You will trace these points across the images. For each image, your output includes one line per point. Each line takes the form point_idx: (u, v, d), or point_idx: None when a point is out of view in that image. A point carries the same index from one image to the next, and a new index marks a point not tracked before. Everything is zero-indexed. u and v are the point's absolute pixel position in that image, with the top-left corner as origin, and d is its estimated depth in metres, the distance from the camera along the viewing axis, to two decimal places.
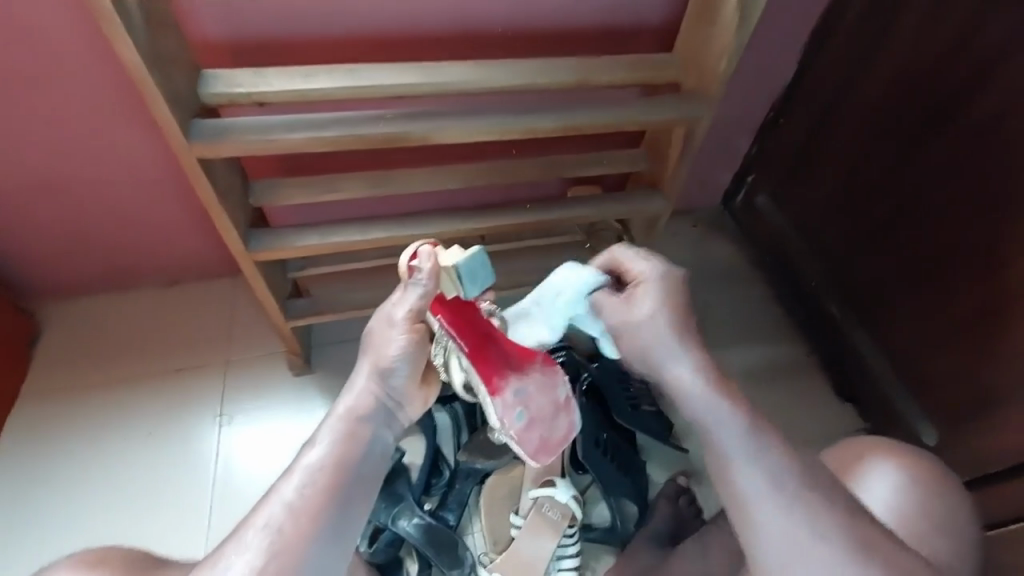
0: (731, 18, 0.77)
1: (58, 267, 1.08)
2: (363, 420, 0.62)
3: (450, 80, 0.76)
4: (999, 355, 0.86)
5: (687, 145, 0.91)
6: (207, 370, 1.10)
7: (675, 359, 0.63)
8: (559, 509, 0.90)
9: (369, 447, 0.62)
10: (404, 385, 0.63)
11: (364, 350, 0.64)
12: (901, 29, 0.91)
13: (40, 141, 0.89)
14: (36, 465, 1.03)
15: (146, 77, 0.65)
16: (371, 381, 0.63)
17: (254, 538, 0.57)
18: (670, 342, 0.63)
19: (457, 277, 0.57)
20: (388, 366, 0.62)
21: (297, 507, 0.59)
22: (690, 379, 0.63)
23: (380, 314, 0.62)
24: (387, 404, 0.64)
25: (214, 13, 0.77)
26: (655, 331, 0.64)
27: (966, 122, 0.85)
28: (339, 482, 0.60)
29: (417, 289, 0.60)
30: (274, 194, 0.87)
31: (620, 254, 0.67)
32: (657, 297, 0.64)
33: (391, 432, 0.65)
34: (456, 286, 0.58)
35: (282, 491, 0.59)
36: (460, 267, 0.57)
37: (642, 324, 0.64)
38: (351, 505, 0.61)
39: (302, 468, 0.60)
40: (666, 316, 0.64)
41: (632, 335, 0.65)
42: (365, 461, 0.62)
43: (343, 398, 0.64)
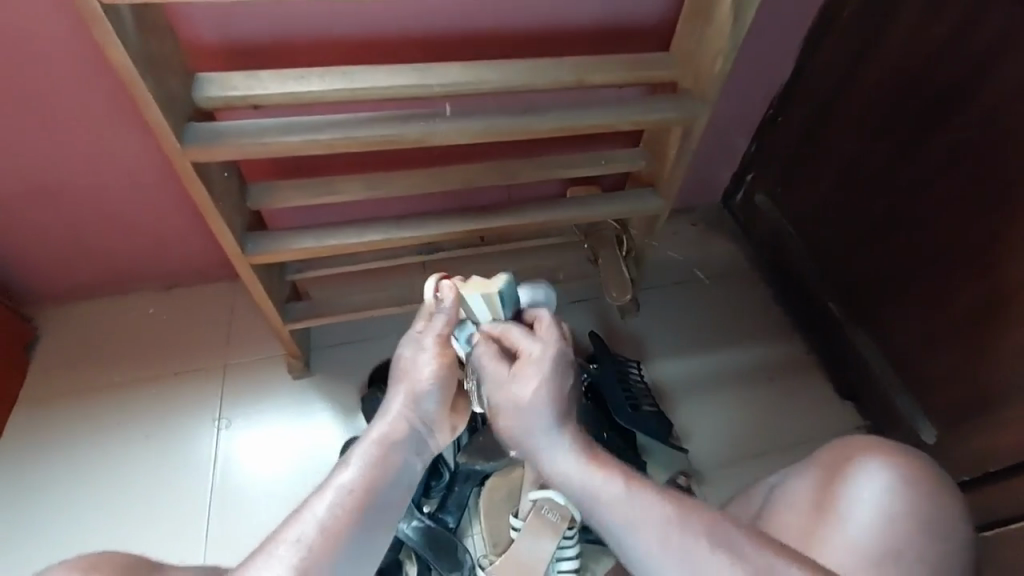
0: (726, 17, 0.76)
1: (56, 271, 1.08)
2: (397, 442, 0.63)
3: (444, 81, 0.76)
4: (1000, 353, 0.86)
5: (684, 144, 0.90)
6: (205, 374, 1.10)
7: (552, 444, 0.64)
8: (559, 510, 0.87)
9: (400, 470, 0.63)
10: (437, 410, 0.67)
11: (398, 375, 0.67)
12: (899, 26, 0.90)
13: (36, 146, 0.89)
14: (34, 470, 1.03)
15: (139, 81, 0.65)
16: (406, 405, 0.65)
17: (282, 558, 0.54)
18: (548, 426, 0.64)
19: (500, 303, 0.68)
20: (423, 389, 0.65)
21: (329, 526, 0.56)
22: (569, 463, 0.63)
23: (416, 342, 0.68)
24: (420, 428, 0.65)
25: (208, 17, 0.77)
26: (533, 415, 0.64)
27: (966, 119, 0.84)
28: (372, 504, 0.59)
29: (442, 317, 0.67)
30: (270, 198, 0.87)
31: (513, 331, 0.67)
32: (537, 382, 0.64)
33: (420, 458, 0.65)
34: (499, 312, 0.69)
35: (315, 509, 0.57)
36: (497, 291, 0.68)
37: (517, 406, 0.65)
38: (379, 530, 0.59)
39: (335, 487, 0.59)
40: (546, 402, 0.64)
41: (508, 412, 0.65)
42: (397, 484, 0.62)
43: (376, 421, 0.65)
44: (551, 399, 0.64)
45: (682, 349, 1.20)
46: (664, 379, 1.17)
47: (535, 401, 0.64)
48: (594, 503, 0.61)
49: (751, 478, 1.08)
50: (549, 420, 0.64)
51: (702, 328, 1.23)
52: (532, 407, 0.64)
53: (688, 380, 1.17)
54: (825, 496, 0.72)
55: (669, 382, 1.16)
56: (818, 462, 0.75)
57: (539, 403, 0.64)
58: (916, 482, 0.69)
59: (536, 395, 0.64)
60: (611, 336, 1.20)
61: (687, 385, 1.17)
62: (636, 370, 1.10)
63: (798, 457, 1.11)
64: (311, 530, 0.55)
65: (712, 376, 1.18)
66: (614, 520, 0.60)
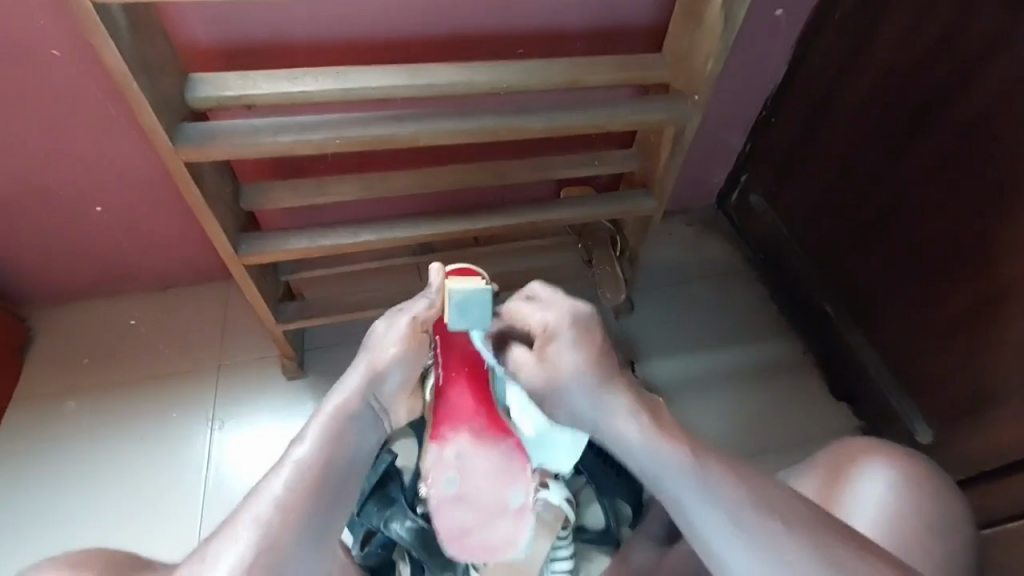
0: (717, 18, 0.77)
1: (50, 273, 1.08)
2: (355, 415, 0.61)
3: (436, 82, 0.76)
4: (993, 350, 0.86)
5: (677, 144, 0.91)
6: (199, 374, 1.10)
7: (606, 409, 0.62)
8: (552, 509, 0.86)
9: (357, 443, 0.61)
10: (397, 385, 0.65)
11: (361, 351, 0.65)
12: (889, 26, 0.91)
13: (31, 145, 0.89)
14: (25, 471, 1.02)
15: (131, 81, 0.65)
16: (365, 378, 0.63)
17: (240, 534, 0.53)
18: (593, 390, 0.63)
19: (448, 307, 0.61)
20: (383, 367, 0.64)
21: (288, 503, 0.55)
22: (632, 429, 0.60)
23: (386, 319, 0.67)
24: (379, 401, 0.64)
25: (202, 18, 0.77)
26: (577, 381, 0.63)
27: (955, 117, 0.85)
28: (330, 478, 0.57)
29: (423, 299, 0.67)
30: (264, 197, 0.87)
31: (519, 305, 0.67)
32: (572, 351, 0.64)
33: (378, 430, 0.63)
34: (445, 313, 0.62)
35: (272, 487, 0.56)
36: (452, 294, 0.60)
37: (559, 376, 0.64)
38: (336, 504, 0.58)
39: (292, 463, 0.57)
40: (587, 361, 0.63)
41: (551, 394, 0.65)
42: (355, 456, 0.60)
43: (334, 394, 0.63)
44: (589, 357, 0.63)
45: (676, 349, 1.20)
46: (658, 379, 1.17)
47: (573, 365, 0.63)
48: (655, 462, 0.58)
49: None
50: (593, 385, 0.63)
51: (696, 329, 1.23)
52: (574, 368, 0.63)
53: (683, 380, 1.17)
54: (832, 490, 0.71)
55: (664, 382, 1.17)
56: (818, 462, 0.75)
57: (576, 368, 0.63)
58: (908, 478, 0.70)
59: (571, 361, 0.64)
60: (606, 337, 1.20)
61: (681, 386, 1.17)
62: (630, 371, 1.13)
63: (794, 458, 1.11)
64: (268, 508, 0.54)
65: (707, 376, 1.18)
66: (682, 487, 0.57)
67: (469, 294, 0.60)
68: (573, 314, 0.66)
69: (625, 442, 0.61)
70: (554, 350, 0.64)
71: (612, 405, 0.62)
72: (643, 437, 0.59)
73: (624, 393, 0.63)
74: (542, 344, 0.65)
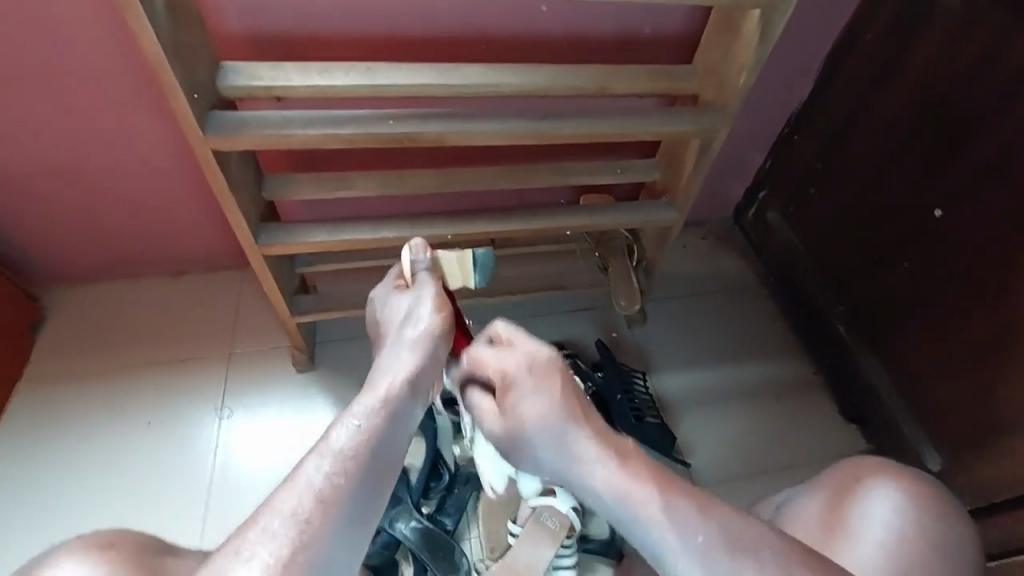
0: (752, 31, 0.76)
1: (68, 253, 1.08)
2: (401, 396, 0.60)
3: (467, 82, 0.76)
4: (1008, 382, 0.85)
5: (701, 157, 0.90)
6: (210, 362, 1.10)
7: (568, 452, 0.59)
8: (558, 517, 0.87)
9: (401, 423, 0.59)
10: (439, 360, 0.65)
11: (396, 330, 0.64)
12: (920, 51, 0.91)
13: (58, 125, 0.89)
14: (35, 448, 1.02)
15: (165, 65, 0.65)
16: (414, 357, 0.63)
17: (277, 528, 0.49)
18: (555, 434, 0.60)
19: (471, 267, 0.74)
20: (428, 342, 0.64)
21: (330, 491, 0.52)
22: (596, 470, 0.57)
23: (409, 297, 0.67)
24: (424, 380, 0.62)
25: (237, 8, 0.77)
26: (537, 429, 0.60)
27: (983, 146, 0.84)
28: (374, 462, 0.55)
29: (425, 272, 0.69)
30: (287, 189, 0.87)
31: (480, 351, 0.66)
32: (531, 399, 0.61)
33: (419, 407, 0.62)
34: (468, 275, 0.76)
35: (311, 474, 0.53)
36: (476, 256, 0.74)
37: (515, 433, 0.63)
38: (381, 486, 0.55)
39: (333, 450, 0.54)
40: (543, 407, 0.60)
41: (513, 439, 0.63)
42: (399, 438, 0.58)
43: (378, 376, 0.61)
44: (548, 402, 0.60)
45: (686, 362, 1.20)
46: (667, 391, 1.16)
47: (535, 415, 0.61)
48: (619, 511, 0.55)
49: (752, 496, 1.07)
50: (549, 439, 0.60)
51: (708, 342, 1.22)
52: (531, 420, 0.61)
53: (692, 393, 1.16)
54: (832, 512, 0.70)
55: (673, 395, 1.16)
56: (826, 478, 0.75)
57: (538, 414, 0.60)
58: (927, 507, 0.68)
59: (530, 408, 0.61)
60: (617, 346, 1.19)
61: (690, 399, 1.16)
62: (642, 381, 1.11)
63: (800, 477, 1.10)
64: (309, 497, 0.51)
65: (716, 391, 1.17)
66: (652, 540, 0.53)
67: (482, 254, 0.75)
68: (527, 365, 0.62)
69: (589, 494, 0.57)
70: (514, 403, 0.62)
71: (579, 460, 0.58)
72: (604, 484, 0.56)
73: (584, 440, 0.59)
74: (502, 403, 0.64)
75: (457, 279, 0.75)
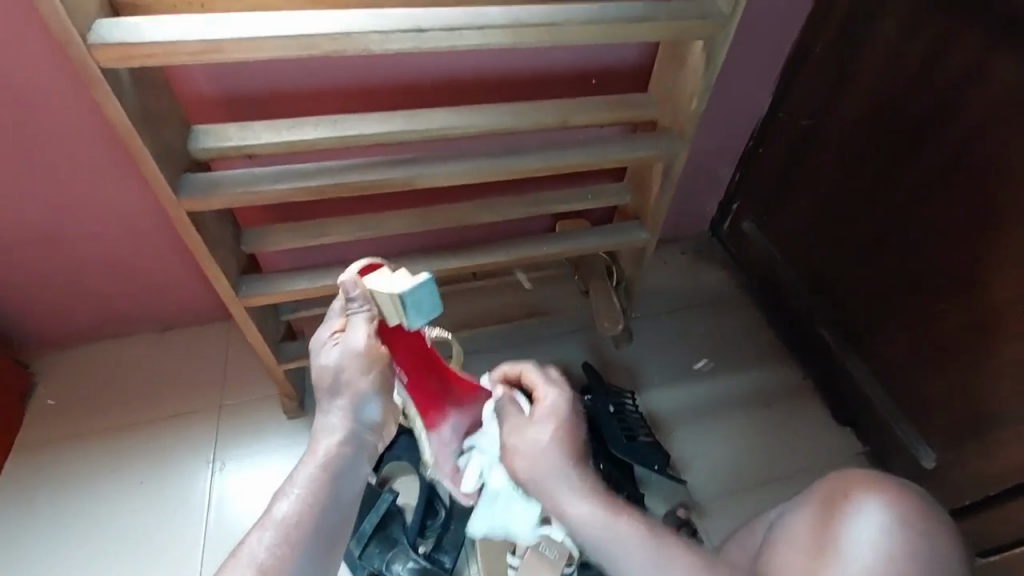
0: (698, 61, 0.80)
1: (55, 319, 1.10)
2: (341, 459, 0.59)
3: (431, 127, 0.78)
4: (989, 375, 0.87)
5: (666, 180, 0.93)
6: (201, 415, 1.10)
7: (566, 483, 0.65)
8: (557, 548, 0.85)
9: (345, 484, 0.59)
10: (380, 412, 0.62)
11: (330, 389, 0.61)
12: (869, 62, 0.95)
13: (38, 197, 0.92)
14: (29, 516, 1.02)
15: (136, 137, 0.67)
16: (347, 416, 0.60)
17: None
18: (562, 466, 0.66)
19: (402, 307, 0.58)
20: (362, 398, 0.60)
21: (274, 563, 0.53)
22: (583, 506, 0.64)
23: (339, 346, 0.61)
24: (365, 437, 0.61)
25: (206, 74, 0.80)
26: (548, 451, 0.67)
27: (937, 148, 0.87)
28: (318, 528, 0.55)
29: (361, 314, 0.62)
30: (265, 241, 0.89)
31: (531, 370, 0.74)
32: (552, 425, 0.69)
33: (365, 464, 0.61)
34: (401, 316, 0.59)
35: (253, 548, 0.53)
36: (405, 295, 0.57)
37: (520, 448, 0.68)
38: (328, 550, 0.56)
39: (274, 522, 0.55)
40: (558, 440, 0.68)
41: (524, 449, 0.67)
42: (344, 500, 0.58)
43: (316, 440, 0.60)
44: (562, 438, 0.68)
45: (675, 377, 1.21)
46: (658, 408, 1.17)
47: (547, 438, 0.68)
48: (607, 548, 0.62)
49: (749, 507, 1.07)
50: (554, 464, 0.66)
51: (695, 355, 1.23)
52: (545, 448, 0.67)
53: (684, 407, 1.17)
54: (823, 530, 0.70)
55: (665, 410, 1.16)
56: (817, 492, 0.76)
57: (552, 440, 0.67)
58: (907, 510, 0.69)
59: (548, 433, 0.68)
60: (605, 366, 1.20)
61: (682, 414, 1.17)
62: (632, 402, 1.12)
63: (798, 484, 1.10)
64: (250, 574, 0.52)
65: (706, 403, 1.18)
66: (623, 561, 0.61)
67: (417, 290, 0.58)
68: (558, 393, 0.71)
69: (574, 519, 0.64)
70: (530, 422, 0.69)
71: (575, 500, 0.64)
72: (592, 514, 0.63)
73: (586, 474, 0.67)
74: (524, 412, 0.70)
75: (391, 319, 0.61)
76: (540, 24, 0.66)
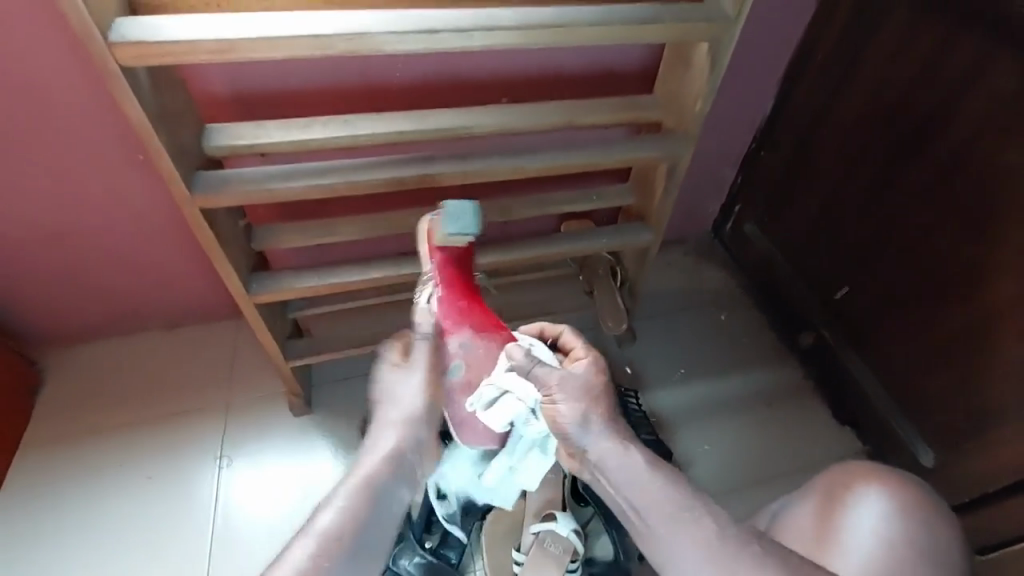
0: (702, 63, 0.81)
1: (65, 316, 1.11)
2: (385, 477, 0.59)
3: (441, 127, 0.80)
4: (988, 373, 0.88)
5: (670, 180, 0.95)
6: (208, 411, 1.11)
7: (605, 427, 0.61)
8: (562, 543, 0.87)
9: (389, 506, 0.58)
10: (424, 439, 0.63)
11: (383, 408, 0.64)
12: (869, 66, 0.96)
13: (51, 195, 0.93)
14: (36, 510, 1.02)
15: (153, 135, 0.68)
16: (397, 436, 0.62)
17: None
18: (600, 413, 0.62)
19: (445, 215, 0.74)
20: (411, 424, 0.63)
21: (310, 573, 0.52)
22: (622, 448, 0.60)
23: (403, 376, 0.66)
24: (408, 458, 0.61)
25: (220, 74, 0.82)
26: (587, 397, 0.62)
27: (935, 151, 0.89)
28: (355, 548, 0.55)
29: (423, 340, 0.69)
30: (275, 239, 0.90)
31: (563, 329, 0.73)
32: (589, 371, 0.65)
33: (410, 490, 0.61)
34: (445, 223, 0.74)
35: (291, 562, 0.53)
36: (450, 206, 0.75)
37: (564, 395, 0.62)
38: (364, 575, 0.55)
39: (315, 531, 0.55)
40: (596, 386, 0.64)
41: (561, 391, 0.63)
42: (385, 521, 0.58)
43: (364, 455, 0.61)
44: (600, 385, 0.64)
45: (678, 376, 1.22)
46: (661, 407, 1.18)
47: (586, 385, 0.63)
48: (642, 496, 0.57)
49: (752, 505, 1.08)
50: (597, 409, 0.62)
51: (697, 355, 1.25)
52: (583, 392, 0.63)
53: (687, 406, 1.18)
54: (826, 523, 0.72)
55: (668, 409, 1.17)
56: (816, 484, 0.76)
57: (592, 385, 0.64)
58: (910, 506, 0.70)
59: (585, 376, 0.64)
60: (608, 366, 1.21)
61: (685, 413, 1.18)
62: (635, 400, 1.13)
63: (799, 483, 1.11)
64: None
65: (709, 403, 1.19)
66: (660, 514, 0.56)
67: (466, 207, 0.75)
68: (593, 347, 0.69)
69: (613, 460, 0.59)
70: (567, 369, 0.65)
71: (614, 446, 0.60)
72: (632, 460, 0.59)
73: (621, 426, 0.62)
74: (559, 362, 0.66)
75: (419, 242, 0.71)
76: (550, 26, 0.68)
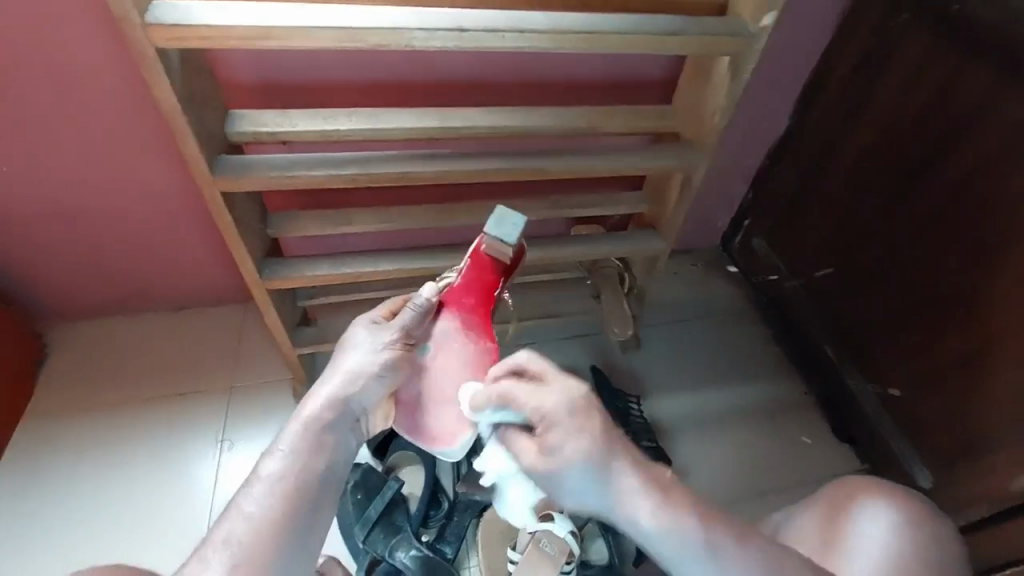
0: (723, 77, 0.82)
1: (74, 292, 1.12)
2: (329, 427, 0.61)
3: (463, 124, 0.81)
4: (987, 398, 0.88)
5: (684, 190, 0.96)
6: (212, 394, 1.12)
7: (611, 498, 0.59)
8: (558, 544, 0.86)
9: (334, 451, 0.61)
10: (374, 393, 0.65)
11: (333, 363, 0.65)
12: (882, 89, 0.98)
13: (70, 171, 0.94)
14: (35, 482, 1.03)
15: (179, 118, 0.69)
16: (341, 386, 0.63)
17: (213, 557, 0.53)
18: (599, 483, 0.58)
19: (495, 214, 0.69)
20: (359, 375, 0.64)
21: (262, 517, 0.55)
22: (636, 514, 0.58)
23: (372, 332, 0.67)
24: (354, 410, 0.64)
25: (247, 61, 0.83)
26: (576, 473, 0.58)
27: (944, 175, 0.90)
28: (304, 489, 0.58)
29: (413, 307, 0.68)
30: (289, 225, 0.90)
31: (515, 386, 0.61)
32: (574, 440, 0.58)
33: (355, 436, 0.64)
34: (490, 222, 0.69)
35: (245, 503, 0.56)
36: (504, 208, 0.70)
37: (563, 478, 0.59)
38: (317, 511, 0.58)
39: (263, 479, 0.57)
40: (587, 454, 0.58)
41: (551, 481, 0.59)
42: (332, 465, 0.60)
43: (307, 403, 0.63)
44: (590, 445, 0.58)
45: (680, 385, 1.22)
46: (662, 415, 1.18)
47: (575, 457, 0.57)
48: (668, 552, 0.58)
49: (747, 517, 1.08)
50: (598, 480, 0.58)
51: (699, 365, 1.25)
52: (574, 468, 0.58)
53: (687, 414, 1.19)
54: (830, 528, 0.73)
55: (669, 417, 1.18)
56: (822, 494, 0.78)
57: (582, 455, 0.57)
58: (907, 522, 0.71)
59: (571, 451, 0.57)
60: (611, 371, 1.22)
61: (685, 421, 1.18)
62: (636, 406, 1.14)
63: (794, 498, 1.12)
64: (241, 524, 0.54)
65: (709, 414, 1.20)
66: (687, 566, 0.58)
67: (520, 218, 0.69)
68: (566, 401, 0.59)
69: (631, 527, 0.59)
70: (550, 446, 0.58)
71: (628, 511, 0.58)
72: (649, 522, 0.58)
73: (628, 481, 0.58)
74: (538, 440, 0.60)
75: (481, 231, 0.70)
76: (578, 32, 0.69)
